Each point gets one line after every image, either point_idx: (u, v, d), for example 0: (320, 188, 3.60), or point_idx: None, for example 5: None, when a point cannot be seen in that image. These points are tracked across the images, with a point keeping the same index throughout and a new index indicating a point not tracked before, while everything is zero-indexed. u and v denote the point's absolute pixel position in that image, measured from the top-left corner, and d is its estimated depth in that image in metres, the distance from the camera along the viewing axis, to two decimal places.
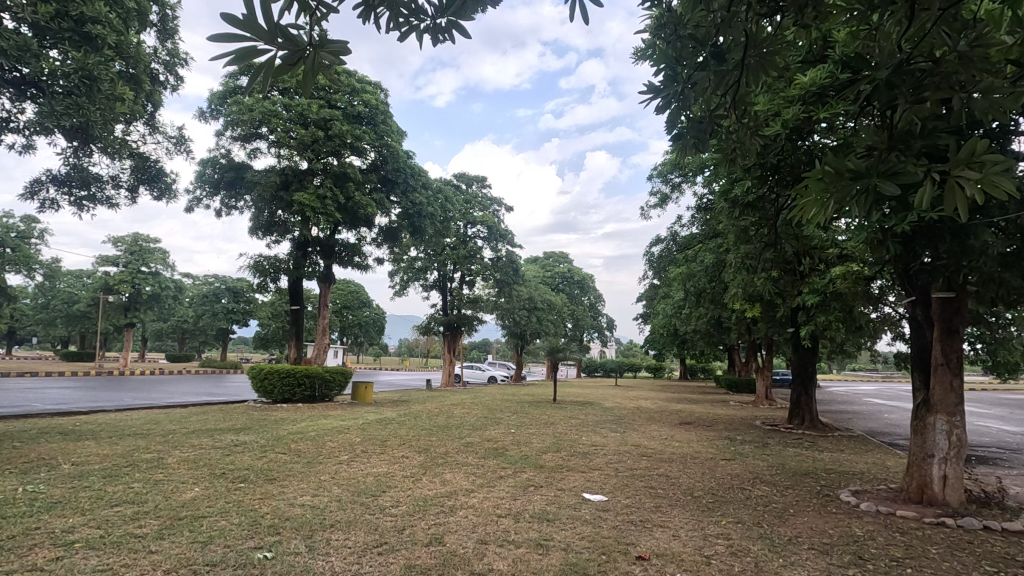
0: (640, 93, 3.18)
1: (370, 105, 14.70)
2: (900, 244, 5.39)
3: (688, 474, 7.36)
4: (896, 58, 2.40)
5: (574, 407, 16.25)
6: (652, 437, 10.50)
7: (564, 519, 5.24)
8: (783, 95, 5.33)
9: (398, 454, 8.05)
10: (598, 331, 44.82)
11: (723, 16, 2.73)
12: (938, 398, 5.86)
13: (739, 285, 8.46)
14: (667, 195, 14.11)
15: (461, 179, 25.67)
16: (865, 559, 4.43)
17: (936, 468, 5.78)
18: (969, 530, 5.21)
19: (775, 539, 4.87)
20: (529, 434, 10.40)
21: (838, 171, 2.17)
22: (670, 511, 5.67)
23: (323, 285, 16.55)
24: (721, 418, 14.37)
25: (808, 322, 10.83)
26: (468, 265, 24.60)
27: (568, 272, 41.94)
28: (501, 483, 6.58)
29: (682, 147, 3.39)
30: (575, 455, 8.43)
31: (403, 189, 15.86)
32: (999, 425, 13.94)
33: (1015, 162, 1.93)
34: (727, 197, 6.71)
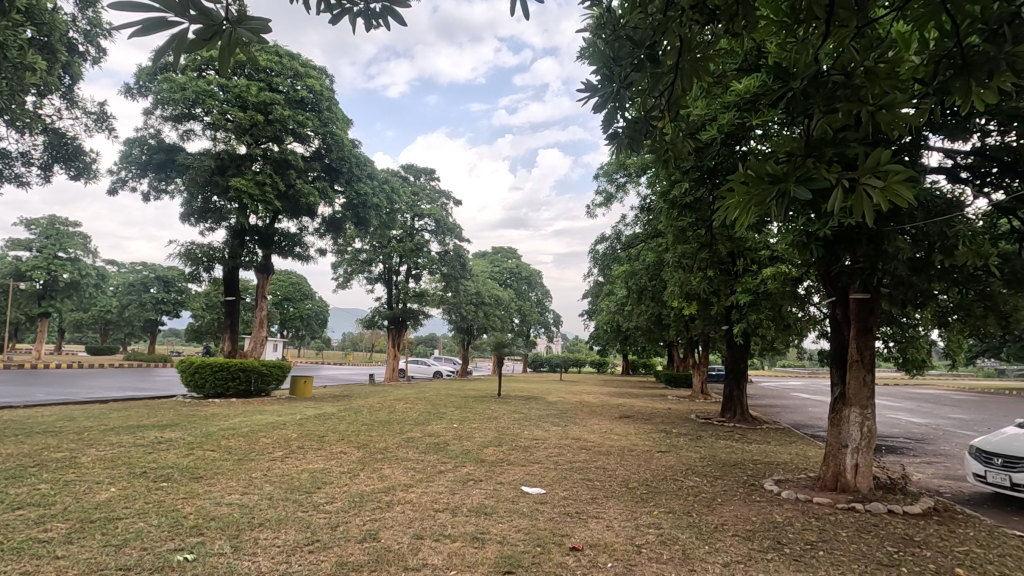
0: (578, 92, 3.23)
1: (314, 90, 14.20)
2: (822, 247, 5.73)
3: (624, 466, 7.59)
4: (810, 72, 2.57)
5: (518, 401, 16.38)
6: (592, 431, 10.69)
7: (502, 512, 5.28)
8: (720, 101, 5.52)
9: (336, 450, 7.87)
10: (544, 327, 45.39)
11: (659, 20, 2.77)
12: (854, 392, 6.27)
13: (677, 282, 8.78)
14: (612, 194, 14.42)
15: (409, 171, 25.33)
16: (783, 543, 4.71)
17: (849, 457, 6.19)
18: (875, 514, 5.63)
19: (702, 527, 5.09)
20: (471, 429, 10.42)
21: (759, 175, 2.27)
22: (606, 502, 5.81)
23: (261, 276, 15.91)
24: (659, 412, 14.85)
25: (741, 320, 11.35)
26: (415, 258, 24.28)
27: (515, 268, 42.27)
28: (440, 478, 6.55)
29: (617, 148, 3.49)
30: (516, 449, 8.52)
31: (348, 179, 15.47)
32: (909, 417, 15.10)
33: (914, 172, 2.06)
34: (666, 197, 6.91)
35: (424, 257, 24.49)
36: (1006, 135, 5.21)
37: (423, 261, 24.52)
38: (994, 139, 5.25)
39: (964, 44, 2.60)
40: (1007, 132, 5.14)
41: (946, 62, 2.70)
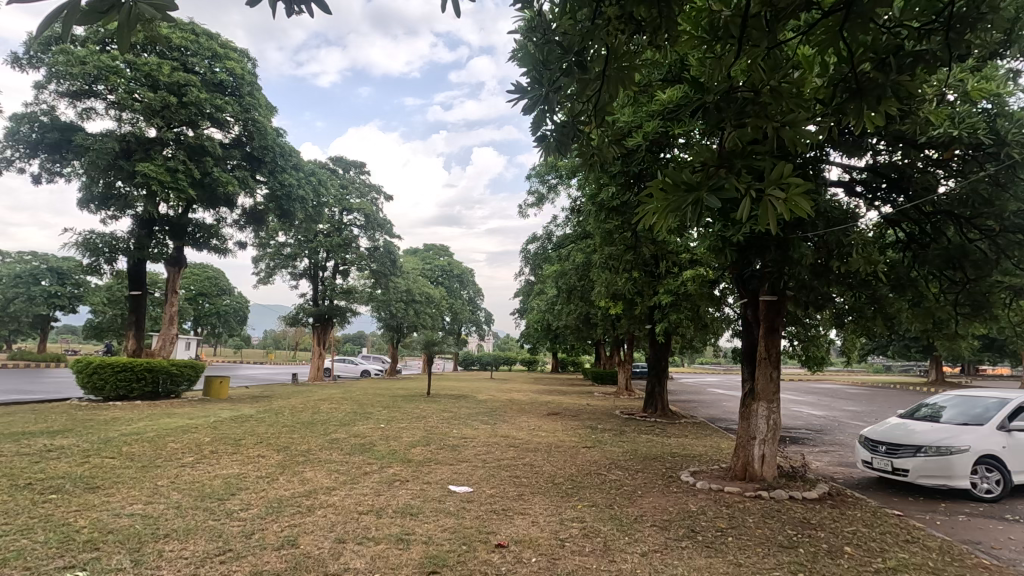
0: (508, 92, 3.24)
1: (234, 74, 13.39)
2: (736, 251, 6.09)
3: (551, 462, 7.75)
4: (723, 87, 2.75)
5: (448, 400, 16.27)
6: (520, 429, 10.82)
7: (428, 512, 5.23)
8: (645, 108, 5.72)
9: (253, 454, 7.48)
10: (476, 325, 45.35)
11: (587, 27, 2.84)
12: (762, 386, 6.72)
13: (603, 282, 9.05)
14: (543, 195, 14.63)
15: (338, 163, 24.49)
16: (696, 531, 4.98)
17: (757, 448, 6.65)
18: (778, 500, 6.08)
19: (624, 519, 5.28)
20: (399, 428, 10.24)
21: (675, 183, 2.38)
22: (532, 498, 5.90)
23: (171, 269, 14.85)
24: (586, 408, 15.26)
25: (663, 320, 11.87)
26: (343, 253, 23.52)
27: (448, 266, 41.93)
28: (365, 479, 6.40)
29: (545, 150, 3.53)
30: (444, 448, 8.47)
31: (271, 169, 14.71)
32: (810, 410, 16.40)
33: (811, 186, 2.22)
34: (594, 199, 7.11)
35: (352, 252, 23.76)
36: (894, 154, 5.78)
37: (351, 256, 23.80)
38: (884, 157, 5.81)
39: (857, 71, 2.86)
40: (894, 152, 5.70)
41: (843, 85, 2.96)
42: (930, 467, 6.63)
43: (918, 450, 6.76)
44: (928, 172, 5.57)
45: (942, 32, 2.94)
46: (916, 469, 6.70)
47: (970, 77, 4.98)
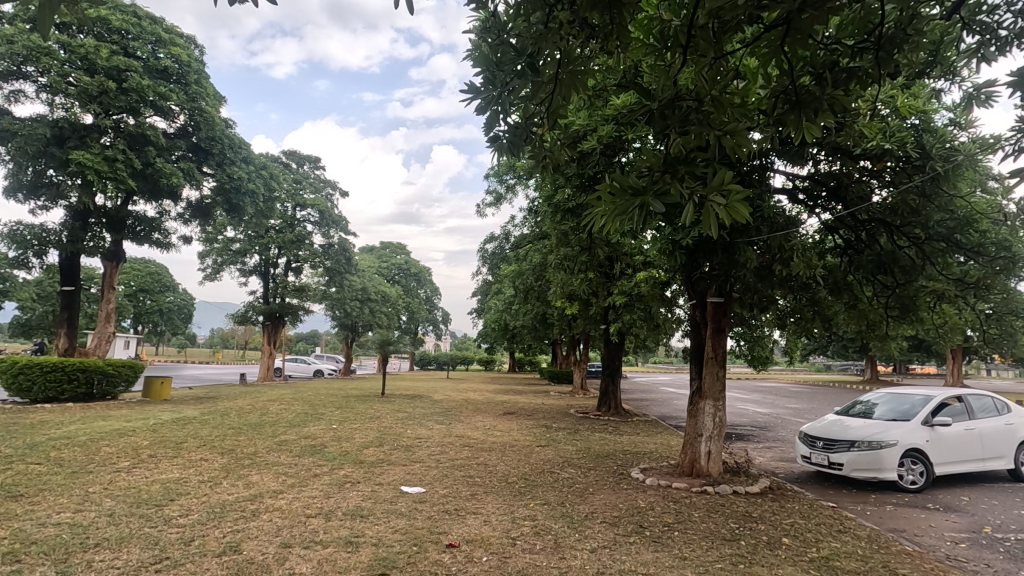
0: (461, 91, 3.23)
1: (179, 60, 12.80)
2: (685, 254, 6.27)
3: (505, 461, 7.78)
4: (668, 95, 2.84)
5: (403, 400, 16.07)
6: (475, 428, 10.81)
7: (379, 514, 5.15)
8: (599, 112, 5.81)
9: (196, 457, 7.18)
10: (432, 324, 45.00)
11: (540, 31, 2.87)
12: (709, 385, 6.94)
13: (559, 282, 9.15)
14: (502, 195, 14.67)
15: (291, 157, 23.83)
16: (644, 526, 5.11)
17: (703, 444, 6.87)
18: (723, 495, 6.30)
19: (575, 516, 5.36)
20: (351, 429, 10.06)
21: (622, 187, 2.44)
22: (485, 498, 5.91)
23: (108, 264, 14.07)
24: (541, 408, 15.38)
25: (617, 320, 12.09)
26: (296, 250, 22.88)
27: (405, 264, 41.44)
28: (315, 482, 6.25)
29: (498, 150, 3.54)
30: (397, 449, 8.37)
31: (219, 161, 14.13)
32: (755, 408, 17.09)
33: (750, 194, 2.31)
34: (550, 200, 7.17)
35: (305, 249, 23.13)
36: (833, 164, 6.07)
37: (304, 253, 23.18)
38: (824, 166, 6.10)
39: (795, 84, 3.01)
40: (834, 161, 5.99)
41: (784, 97, 3.10)
42: (862, 461, 7.02)
43: (852, 445, 7.15)
44: (863, 182, 5.89)
45: (873, 51, 3.12)
46: (851, 463, 7.08)
47: (899, 94, 5.32)
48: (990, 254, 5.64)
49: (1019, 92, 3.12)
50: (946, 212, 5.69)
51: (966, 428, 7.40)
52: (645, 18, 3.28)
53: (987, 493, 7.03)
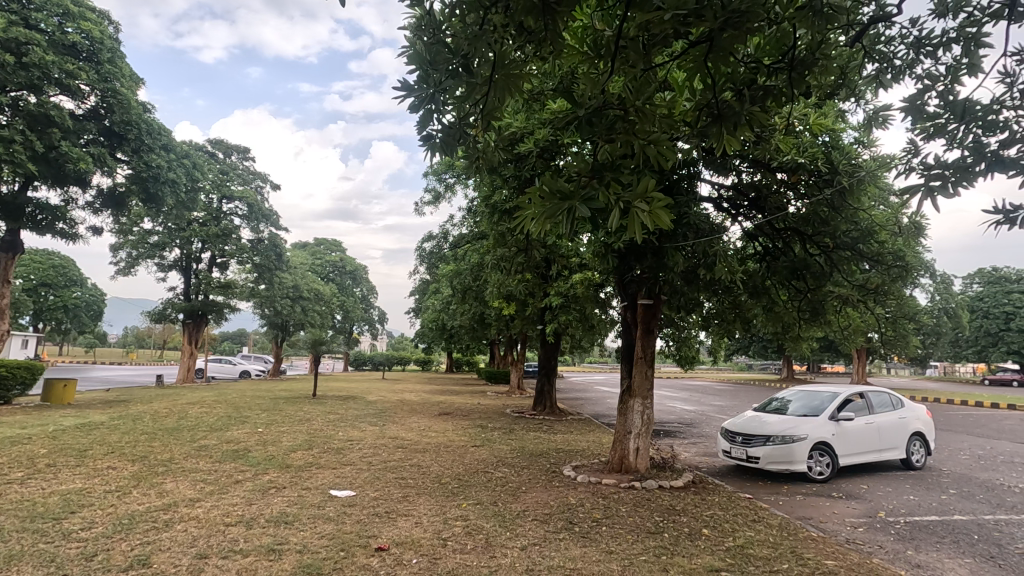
0: (393, 88, 3.18)
1: (90, 36, 11.88)
2: (617, 257, 6.48)
3: (439, 462, 7.74)
4: (595, 103, 2.93)
5: (334, 402, 15.60)
6: (410, 430, 10.68)
7: (305, 519, 4.99)
8: (536, 115, 5.89)
9: (102, 466, 6.65)
10: (368, 323, 44.00)
11: (473, 33, 2.89)
12: (638, 384, 7.19)
13: (496, 282, 9.20)
14: (440, 194, 14.58)
15: (218, 146, 22.60)
16: (574, 522, 5.23)
17: (632, 441, 7.11)
18: (649, 489, 6.55)
19: (506, 515, 5.41)
20: (278, 432, 9.67)
21: (551, 191, 2.49)
22: (417, 499, 5.85)
23: (3, 255, 12.78)
24: (477, 408, 15.39)
25: (553, 320, 12.28)
26: (221, 244, 21.71)
27: (340, 262, 40.28)
28: (236, 488, 5.96)
29: (431, 149, 3.51)
30: (327, 452, 8.12)
31: (136, 147, 13.12)
32: (682, 406, 17.86)
33: (671, 201, 2.41)
34: (488, 201, 7.20)
35: (232, 244, 21.98)
36: (754, 175, 6.45)
37: (230, 248, 22.04)
38: (746, 177, 6.47)
39: (717, 99, 3.18)
40: (754, 172, 6.37)
41: (707, 110, 3.28)
42: (776, 454, 7.50)
43: (767, 439, 7.62)
44: (780, 193, 6.30)
45: (787, 71, 3.34)
46: (766, 456, 7.55)
47: (812, 112, 5.74)
48: (887, 263, 6.18)
49: (909, 117, 3.43)
50: (851, 223, 6.18)
51: (866, 422, 8.06)
52: (578, 26, 3.36)
53: (883, 481, 7.69)
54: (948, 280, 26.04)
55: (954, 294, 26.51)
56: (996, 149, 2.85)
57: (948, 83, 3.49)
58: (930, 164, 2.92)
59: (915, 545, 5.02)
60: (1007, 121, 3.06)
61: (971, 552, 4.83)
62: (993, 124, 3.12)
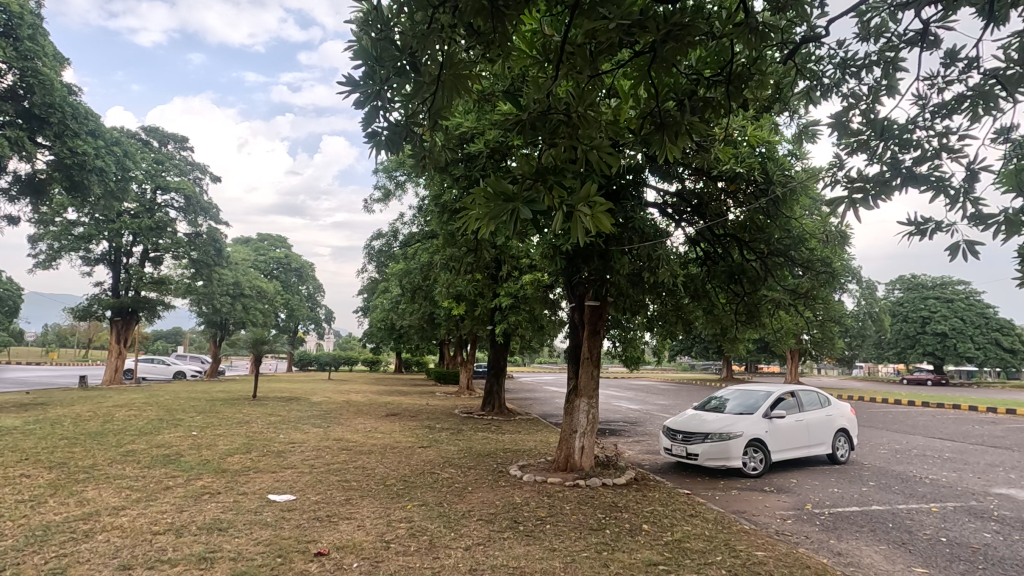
0: (338, 84, 3.11)
1: (8, 11, 11.09)
2: (566, 259, 6.57)
3: (384, 464, 7.61)
4: (542, 108, 2.99)
5: (276, 403, 15.06)
6: (355, 431, 10.44)
7: (240, 526, 4.80)
8: (486, 117, 5.92)
9: (14, 474, 6.17)
10: (314, 322, 42.73)
11: (421, 32, 2.87)
12: (584, 383, 7.32)
13: (446, 282, 9.16)
14: (390, 192, 14.37)
15: (152, 134, 21.42)
16: (519, 522, 5.27)
17: (577, 440, 7.22)
18: (593, 487, 6.68)
19: (451, 515, 5.39)
20: (215, 435, 9.25)
21: (495, 192, 2.51)
22: (360, 502, 5.73)
23: None
24: (426, 409, 15.25)
25: (502, 321, 12.31)
26: (154, 237, 20.54)
27: (284, 258, 38.93)
28: (166, 495, 5.66)
29: (376, 147, 3.44)
30: (267, 455, 7.84)
31: (59, 131, 12.17)
32: (628, 405, 18.31)
33: (612, 206, 2.47)
34: (438, 200, 7.17)
35: (166, 237, 20.83)
36: (696, 183, 6.71)
37: (164, 242, 20.90)
38: (689, 184, 6.72)
39: (660, 108, 3.29)
40: (697, 181, 6.62)
41: (650, 119, 3.38)
42: (714, 451, 7.81)
43: (706, 437, 7.93)
44: (720, 200, 6.57)
45: (726, 84, 3.50)
46: (704, 453, 7.85)
47: (749, 124, 6.03)
48: (817, 269, 6.57)
49: (835, 132, 3.65)
50: (784, 231, 6.52)
51: (796, 419, 8.52)
52: (527, 29, 3.39)
53: (811, 475, 8.14)
54: (872, 285, 27.86)
55: (877, 299, 28.36)
56: (911, 166, 3.09)
57: (870, 102, 3.76)
58: (853, 176, 3.15)
59: (837, 535, 5.34)
60: (919, 140, 3.32)
61: (886, 540, 5.20)
62: (908, 142, 3.38)
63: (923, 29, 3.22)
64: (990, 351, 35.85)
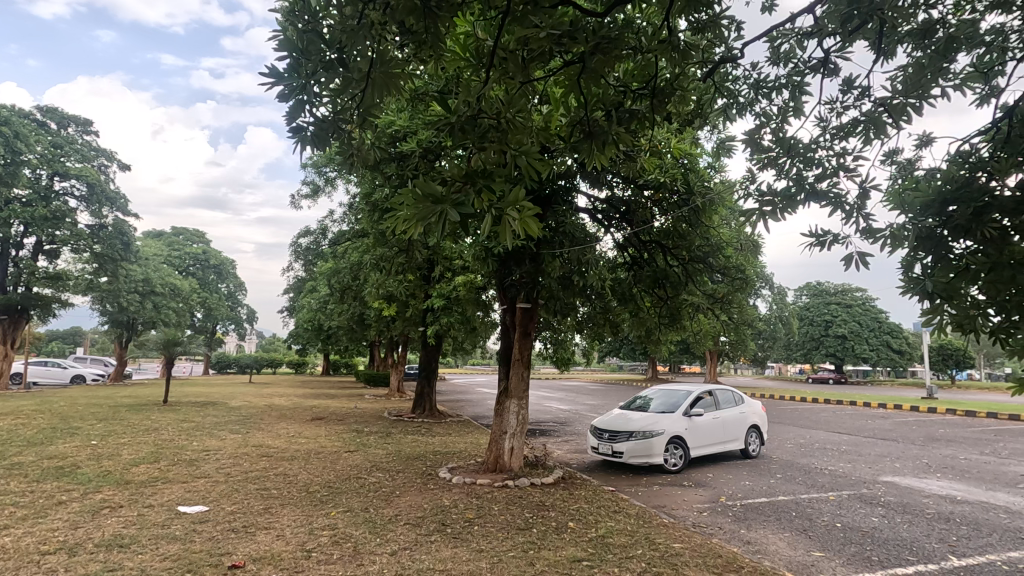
0: (261, 74, 2.97)
1: None
2: (497, 261, 6.61)
3: (307, 470, 7.33)
4: (472, 110, 3.02)
5: (190, 409, 14.12)
6: (277, 437, 9.99)
7: (144, 541, 4.47)
8: (420, 116, 5.86)
9: None
10: (235, 322, 40.47)
11: (350, 27, 2.81)
12: (514, 385, 7.39)
13: (376, 283, 8.98)
14: (319, 188, 13.87)
15: (49, 115, 19.50)
16: (446, 524, 5.24)
17: (507, 441, 7.28)
18: (522, 487, 6.75)
19: (377, 521, 5.28)
20: (118, 444, 8.55)
21: (423, 194, 2.49)
22: (280, 510, 5.49)
23: None
24: (354, 412, 14.84)
25: (434, 322, 12.20)
26: (50, 228, 18.72)
27: (203, 254, 36.63)
28: (58, 510, 5.17)
29: (302, 142, 3.29)
30: (178, 464, 7.35)
31: None
32: (559, 405, 18.67)
33: (540, 210, 2.51)
34: (369, 199, 7.02)
35: (64, 228, 19.03)
36: (625, 191, 6.96)
37: (62, 233, 19.08)
38: (618, 191, 6.96)
39: (589, 117, 3.39)
40: (625, 188, 6.88)
41: (579, 128, 3.47)
42: (637, 449, 8.10)
43: (630, 435, 8.23)
44: (646, 207, 6.85)
45: (650, 97, 3.66)
46: (628, 451, 8.14)
47: (673, 136, 6.33)
48: (732, 276, 7.01)
49: (749, 148, 3.91)
50: (704, 239, 6.89)
51: (713, 416, 9.01)
52: (460, 32, 3.41)
53: (725, 470, 8.64)
54: (783, 291, 30.00)
55: (787, 304, 30.56)
56: (812, 183, 3.36)
57: (779, 122, 4.05)
58: (764, 191, 3.38)
59: (746, 524, 5.72)
60: (821, 158, 3.62)
61: (789, 527, 5.62)
62: (812, 160, 3.67)
63: (824, 57, 3.53)
64: (882, 352, 39.48)
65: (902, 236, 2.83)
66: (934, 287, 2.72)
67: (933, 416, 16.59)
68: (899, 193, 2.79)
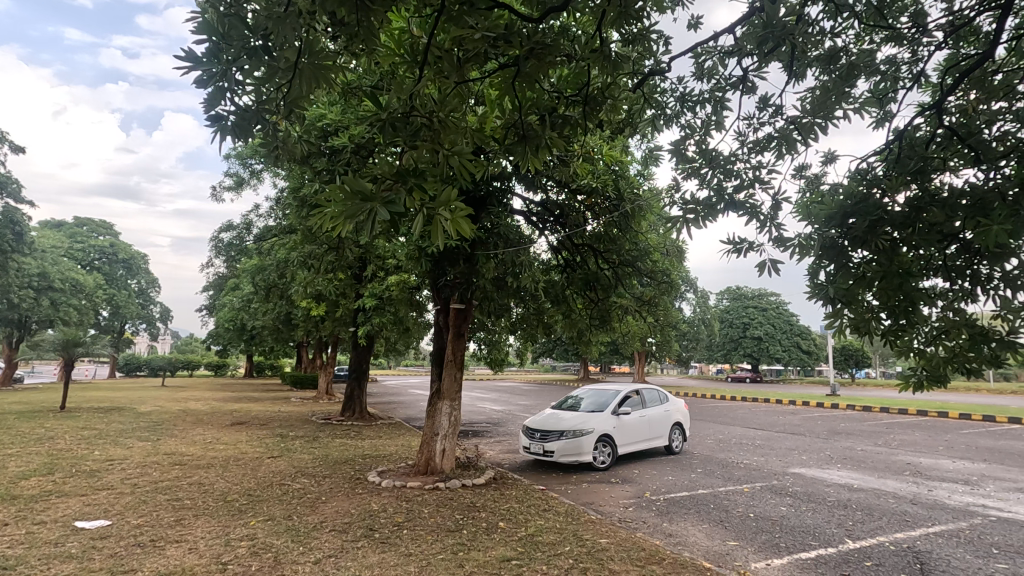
0: (176, 57, 2.78)
1: None
2: (431, 260, 6.55)
3: (225, 477, 6.93)
4: (405, 107, 2.97)
5: (91, 415, 12.98)
6: (192, 443, 9.38)
7: (33, 561, 4.06)
8: (352, 111, 5.70)
9: None
10: (146, 322, 37.63)
11: (276, 13, 2.69)
12: (446, 385, 7.34)
13: (303, 281, 8.64)
14: (243, 180, 13.15)
15: None
16: (374, 529, 5.12)
17: (439, 443, 7.22)
18: (453, 489, 6.71)
19: (301, 528, 5.08)
20: (3, 456, 7.71)
21: (352, 190, 2.43)
22: (193, 522, 5.16)
23: None
24: (279, 416, 14.20)
25: (366, 322, 11.88)
26: None
27: (110, 248, 33.81)
28: None
29: (223, 133, 3.08)
30: (76, 476, 6.73)
31: None
32: (492, 406, 18.73)
33: (472, 211, 2.50)
34: (297, 193, 6.75)
35: None
36: (559, 194, 7.10)
37: None
38: (552, 195, 7.09)
39: (522, 120, 3.43)
40: (560, 192, 7.01)
41: (513, 130, 3.50)
42: (568, 447, 8.27)
43: (561, 434, 8.38)
44: (579, 211, 7.03)
45: (583, 103, 3.75)
46: (559, 450, 8.28)
47: (605, 143, 6.52)
48: (659, 279, 7.34)
49: (675, 158, 4.11)
50: (633, 244, 7.15)
51: (640, 415, 9.34)
52: (395, 28, 3.35)
53: (651, 466, 8.99)
54: (706, 295, 31.63)
55: (710, 307, 32.24)
56: (731, 193, 3.57)
57: (702, 134, 4.28)
58: (687, 200, 3.55)
59: (668, 518, 5.98)
60: (739, 170, 3.85)
61: (708, 519, 5.92)
62: (731, 171, 3.89)
63: (743, 75, 3.76)
64: (793, 352, 42.48)
65: (808, 245, 3.06)
66: (835, 292, 2.94)
67: (836, 411, 18.02)
68: (807, 205, 3.00)
